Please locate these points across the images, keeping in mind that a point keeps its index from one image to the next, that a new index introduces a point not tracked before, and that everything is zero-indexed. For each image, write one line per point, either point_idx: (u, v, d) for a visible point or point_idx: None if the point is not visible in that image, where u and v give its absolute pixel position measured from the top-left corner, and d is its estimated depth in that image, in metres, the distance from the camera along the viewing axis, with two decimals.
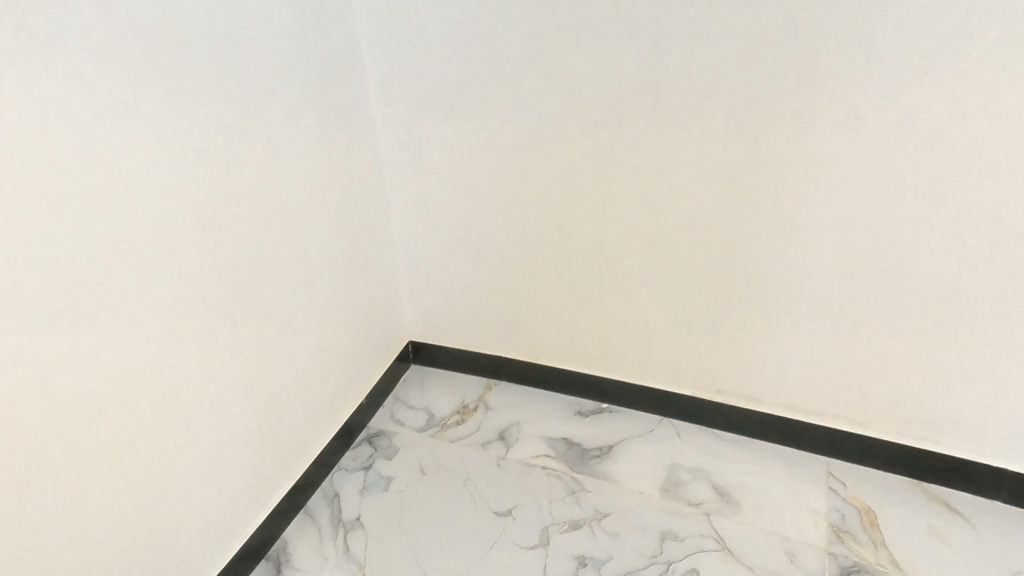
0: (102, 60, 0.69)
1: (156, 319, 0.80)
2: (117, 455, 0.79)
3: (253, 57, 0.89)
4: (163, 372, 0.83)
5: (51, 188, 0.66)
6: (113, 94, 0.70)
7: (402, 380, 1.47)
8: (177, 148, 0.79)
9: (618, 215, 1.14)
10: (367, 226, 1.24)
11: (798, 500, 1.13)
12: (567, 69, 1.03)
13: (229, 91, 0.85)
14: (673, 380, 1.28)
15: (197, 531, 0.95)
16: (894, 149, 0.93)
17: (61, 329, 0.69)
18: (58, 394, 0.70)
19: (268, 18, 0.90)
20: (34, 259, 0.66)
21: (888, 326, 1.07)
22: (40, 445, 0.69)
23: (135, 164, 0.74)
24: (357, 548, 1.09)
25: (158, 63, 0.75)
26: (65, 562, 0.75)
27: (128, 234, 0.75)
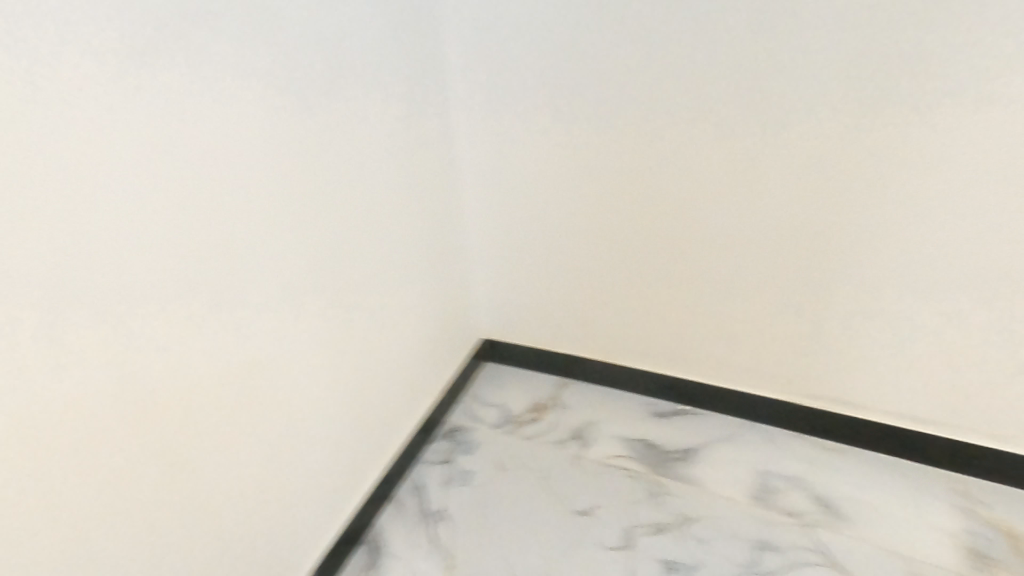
0: (228, 83, 0.76)
1: (261, 316, 0.88)
2: (234, 438, 0.88)
3: (353, 74, 0.95)
4: (278, 359, 0.93)
5: (187, 200, 0.74)
6: (233, 114, 0.78)
7: (476, 377, 1.50)
8: (280, 159, 0.86)
9: (700, 211, 1.10)
10: (445, 228, 1.28)
11: (903, 513, 1.06)
12: (651, 66, 1.01)
13: (327, 107, 0.92)
14: (758, 382, 1.23)
15: (300, 512, 1.03)
16: (1012, 137, 0.87)
17: (189, 326, 0.78)
18: (187, 383, 0.79)
19: (367, 37, 0.97)
20: (170, 265, 0.74)
21: (1004, 327, 0.99)
22: (173, 429, 0.79)
23: (249, 177, 0.82)
24: (443, 539, 1.13)
25: (270, 84, 0.82)
26: (196, 533, 0.85)
27: (241, 239, 0.83)
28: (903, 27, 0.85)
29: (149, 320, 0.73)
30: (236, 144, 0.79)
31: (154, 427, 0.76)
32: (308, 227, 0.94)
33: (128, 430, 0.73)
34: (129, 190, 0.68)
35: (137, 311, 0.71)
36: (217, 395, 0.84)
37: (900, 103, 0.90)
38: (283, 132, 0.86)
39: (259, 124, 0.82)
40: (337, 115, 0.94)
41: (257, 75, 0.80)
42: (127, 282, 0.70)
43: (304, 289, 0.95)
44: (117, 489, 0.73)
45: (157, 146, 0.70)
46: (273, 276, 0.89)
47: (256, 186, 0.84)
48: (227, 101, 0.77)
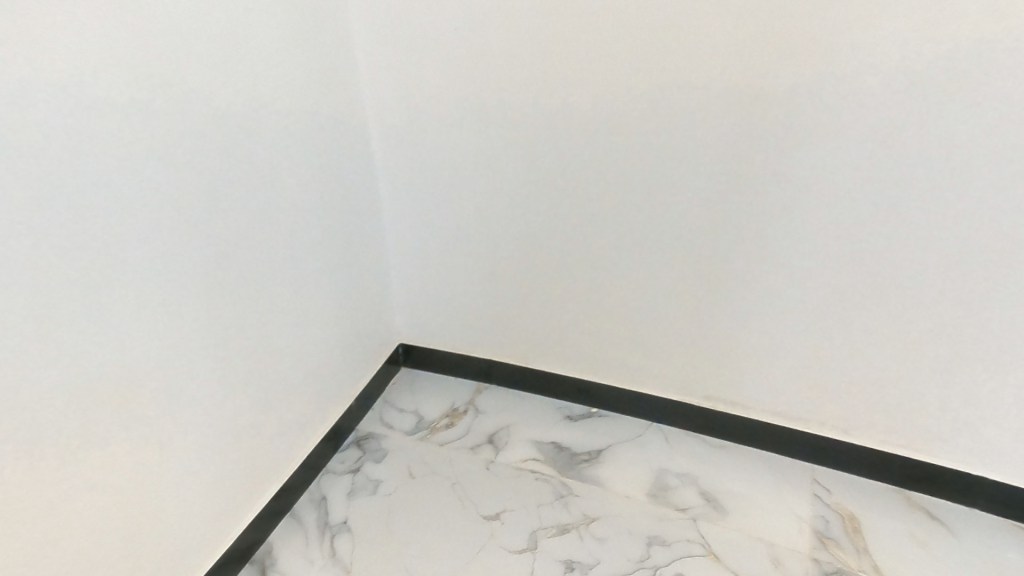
0: (89, 55, 0.68)
1: (133, 321, 0.78)
2: (93, 460, 0.77)
3: (246, 56, 0.88)
4: (147, 373, 0.81)
5: (36, 184, 0.65)
6: (96, 92, 0.69)
7: (391, 382, 1.46)
8: (161, 147, 0.78)
9: (609, 221, 1.15)
10: (358, 228, 1.23)
11: (783, 505, 1.14)
12: (560, 75, 1.03)
13: (218, 93, 0.85)
14: (662, 385, 1.29)
15: (182, 534, 0.93)
16: (874, 161, 0.95)
17: (32, 332, 0.67)
18: (31, 398, 0.69)
19: (263, 19, 0.91)
20: (9, 261, 0.64)
21: (870, 334, 1.09)
22: (11, 452, 0.67)
23: (118, 164, 0.73)
24: (344, 552, 1.08)
25: (143, 64, 0.74)
26: (41, 568, 0.73)
27: (107, 232, 0.73)
28: (787, 58, 0.91)
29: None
30: (103, 128, 0.70)
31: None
32: (200, 221, 0.85)
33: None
34: None
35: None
36: (77, 406, 0.74)
37: (782, 125, 0.96)
38: (166, 115, 0.78)
39: (136, 104, 0.74)
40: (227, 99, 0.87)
41: (125, 48, 0.72)
42: None
43: (196, 289, 0.86)
44: None
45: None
46: (155, 272, 0.80)
47: (132, 172, 0.75)
48: (87, 79, 0.68)
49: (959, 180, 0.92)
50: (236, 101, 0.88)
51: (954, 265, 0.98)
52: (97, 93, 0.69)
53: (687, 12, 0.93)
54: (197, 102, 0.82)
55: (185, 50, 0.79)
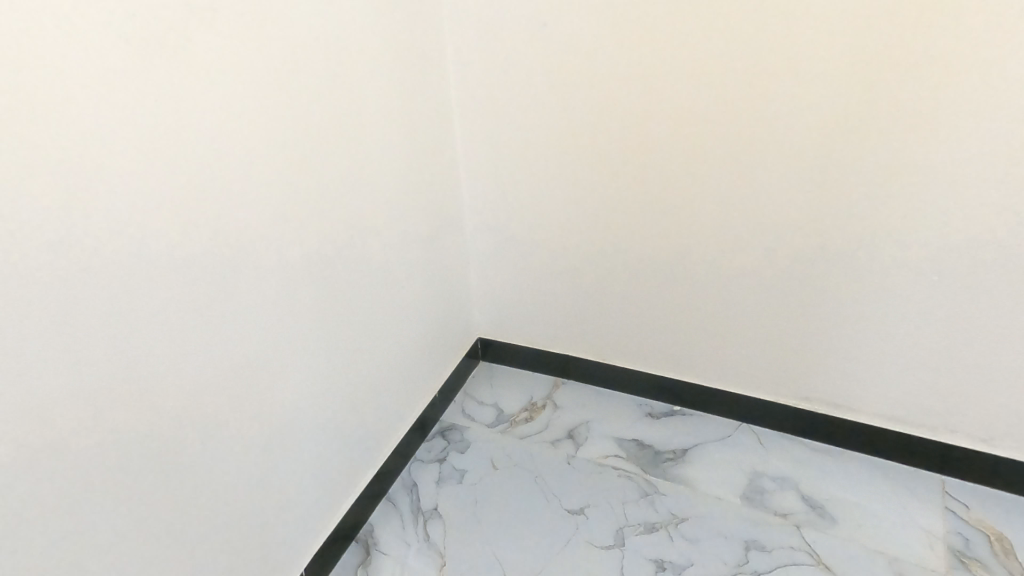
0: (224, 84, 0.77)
1: (256, 318, 0.89)
2: (222, 439, 0.88)
3: (348, 75, 0.96)
4: (270, 361, 0.93)
5: (186, 202, 0.75)
6: (224, 114, 0.77)
7: (471, 376, 1.50)
8: (274, 160, 0.86)
9: (695, 214, 1.11)
10: (442, 229, 1.28)
11: (893, 515, 1.06)
12: (649, 71, 1.02)
13: (322, 108, 0.92)
14: (751, 383, 1.24)
15: (293, 509, 1.03)
16: (1000, 147, 0.88)
17: (175, 328, 0.77)
18: (176, 385, 0.79)
19: (368, 41, 0.98)
20: (156, 266, 0.73)
21: (994, 332, 1.00)
22: (160, 432, 0.78)
23: (239, 178, 0.81)
24: (436, 537, 1.14)
25: (264, 86, 0.82)
26: (187, 533, 0.85)
27: (230, 239, 0.82)
28: (896, 36, 0.86)
29: (145, 320, 0.73)
30: (228, 145, 0.79)
31: (139, 431, 0.75)
32: (307, 225, 0.94)
33: (110, 433, 0.72)
34: (134, 196, 0.69)
35: (138, 311, 0.72)
36: (212, 392, 0.85)
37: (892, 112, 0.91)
38: (280, 134, 0.86)
39: (257, 125, 0.82)
40: (333, 115, 0.95)
41: (252, 78, 0.80)
42: (127, 284, 0.70)
43: (302, 288, 0.96)
44: (114, 488, 0.73)
45: (158, 150, 0.70)
46: (270, 273, 0.89)
47: (254, 185, 0.84)
48: (215, 102, 0.76)
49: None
50: (338, 118, 0.96)
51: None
52: (229, 119, 0.78)
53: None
54: (306, 119, 0.90)
55: (300, 74, 0.87)
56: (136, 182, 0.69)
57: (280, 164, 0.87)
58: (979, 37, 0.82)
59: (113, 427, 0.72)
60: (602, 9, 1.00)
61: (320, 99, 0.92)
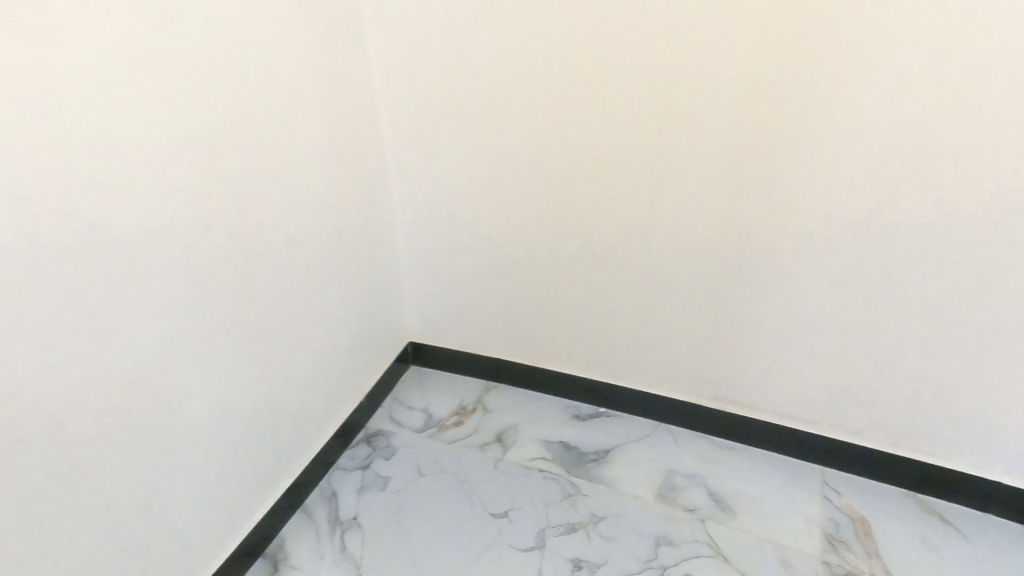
0: (119, 59, 0.70)
1: (153, 322, 0.81)
2: (110, 455, 0.79)
3: (265, 63, 0.90)
4: (169, 371, 0.85)
5: (68, 188, 0.67)
6: (116, 96, 0.70)
7: (401, 380, 1.47)
8: (177, 148, 0.79)
9: (619, 221, 1.15)
10: (370, 229, 1.25)
11: (791, 507, 1.14)
12: (573, 79, 1.04)
13: (231, 94, 0.85)
14: (670, 385, 1.29)
15: (197, 526, 0.95)
16: (888, 165, 0.95)
17: (50, 331, 0.69)
18: (54, 394, 0.71)
19: (286, 29, 0.93)
20: (25, 261, 0.65)
21: (882, 336, 1.08)
22: (29, 448, 0.69)
23: (135, 167, 0.74)
24: (354, 547, 1.10)
25: (162, 66, 0.75)
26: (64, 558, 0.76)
27: (123, 233, 0.74)
28: (798, 59, 0.91)
29: (13, 319, 0.65)
30: (121, 131, 0.72)
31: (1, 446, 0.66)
32: (212, 219, 0.86)
33: None
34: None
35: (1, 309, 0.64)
36: (102, 400, 0.76)
37: (793, 130, 0.97)
38: (185, 118, 0.79)
39: (158, 107, 0.75)
40: (248, 105, 0.89)
41: (150, 56, 0.73)
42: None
43: (210, 287, 0.88)
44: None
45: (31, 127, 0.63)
46: (172, 270, 0.82)
47: (155, 174, 0.77)
48: (102, 80, 0.69)
49: (971, 184, 0.92)
50: (254, 108, 0.90)
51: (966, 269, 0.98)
52: (124, 99, 0.71)
53: (698, 17, 0.93)
54: (216, 106, 0.83)
55: (205, 57, 0.80)
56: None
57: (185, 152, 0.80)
58: (869, 61, 0.88)
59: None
60: (528, 16, 1.01)
61: (234, 87, 0.86)
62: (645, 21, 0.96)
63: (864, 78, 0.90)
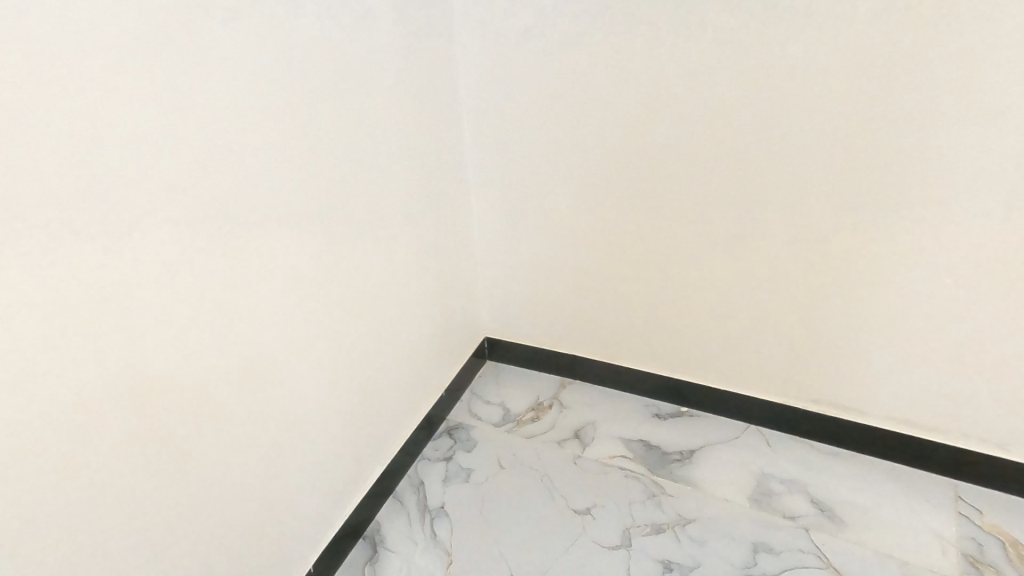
0: (243, 80, 0.78)
1: (260, 318, 0.89)
2: (226, 440, 0.87)
3: (359, 76, 0.97)
4: (275, 362, 0.93)
5: (200, 200, 0.76)
6: (229, 115, 0.77)
7: (478, 375, 1.51)
8: (280, 159, 0.87)
9: (704, 215, 1.11)
10: (450, 229, 1.29)
11: (903, 519, 1.06)
12: (654, 72, 1.02)
13: (328, 106, 0.92)
14: (759, 384, 1.23)
15: (302, 505, 1.04)
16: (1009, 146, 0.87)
17: (179, 329, 0.77)
18: (183, 385, 0.79)
19: (377, 41, 0.99)
20: (159, 266, 0.73)
21: (1007, 334, 0.99)
22: (166, 433, 0.77)
23: (243, 178, 0.81)
24: (443, 535, 1.14)
25: (272, 85, 0.83)
26: (195, 532, 0.85)
27: (233, 239, 0.82)
28: (905, 38, 0.85)
29: (161, 316, 0.74)
30: (232, 147, 0.79)
31: (143, 432, 0.74)
32: (316, 219, 0.95)
33: (126, 430, 0.72)
34: (148, 192, 0.69)
35: (152, 307, 0.73)
36: (224, 386, 0.85)
37: (899, 113, 0.89)
38: (290, 130, 0.87)
39: (270, 121, 0.84)
40: (343, 115, 0.96)
41: (262, 76, 0.81)
42: (143, 281, 0.71)
43: (309, 286, 0.97)
44: (133, 482, 0.74)
45: (175, 148, 0.71)
46: (275, 271, 0.90)
47: (264, 181, 0.85)
48: (218, 101, 0.75)
49: None
50: (349, 118, 0.97)
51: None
52: (240, 116, 0.79)
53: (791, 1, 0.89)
54: (317, 119, 0.91)
55: (309, 75, 0.88)
56: (153, 179, 0.69)
57: (292, 161, 0.89)
58: (992, 36, 0.81)
59: (131, 421, 0.72)
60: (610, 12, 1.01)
61: (331, 99, 0.93)
62: (731, 6, 0.93)
63: (984, 54, 0.82)
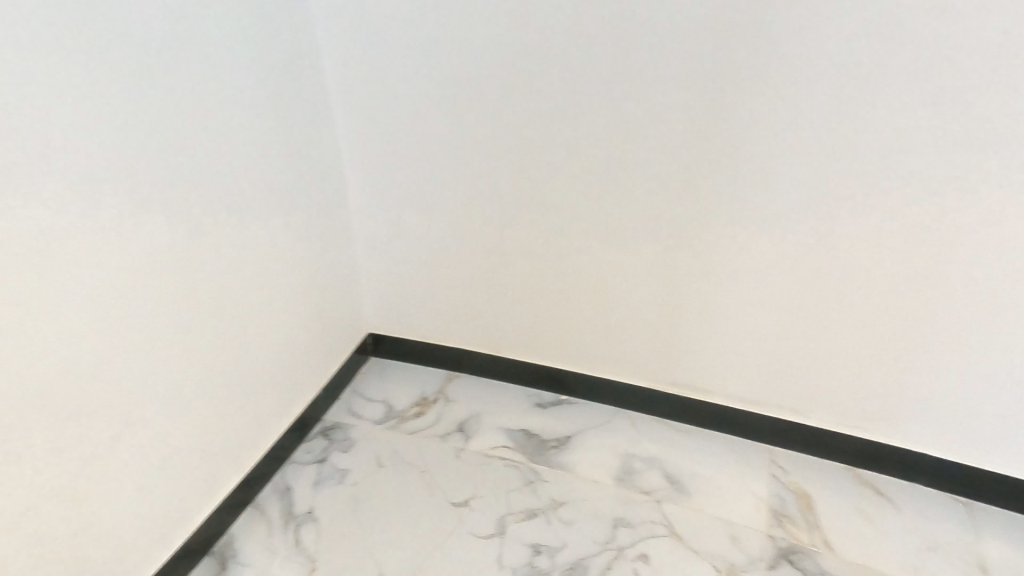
0: (41, 38, 0.66)
1: (67, 322, 0.74)
2: (13, 475, 0.71)
3: (206, 45, 0.85)
4: (94, 376, 0.79)
5: None
6: (9, 78, 0.63)
7: (361, 371, 1.44)
8: (98, 138, 0.74)
9: (579, 210, 1.15)
10: (325, 217, 1.20)
11: (742, 486, 1.18)
12: (528, 70, 1.03)
13: (160, 78, 0.80)
14: (631, 371, 1.31)
15: (132, 527, 0.90)
16: (826, 157, 0.97)
17: None
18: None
19: (228, 13, 0.89)
20: None
21: (823, 320, 1.12)
22: None
23: (29, 155, 0.67)
24: (309, 541, 1.07)
25: (79, 49, 0.70)
26: None
27: (13, 227, 0.66)
28: (743, 56, 0.93)
29: None
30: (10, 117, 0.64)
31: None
32: (151, 199, 0.82)
33: None
34: None
35: None
36: (30, 396, 0.72)
37: (739, 122, 0.98)
38: (112, 96, 0.74)
39: (85, 87, 0.71)
40: (191, 87, 0.84)
41: (74, 36, 0.69)
42: None
43: (151, 275, 0.84)
44: None
45: None
46: (94, 260, 0.76)
47: (85, 155, 0.72)
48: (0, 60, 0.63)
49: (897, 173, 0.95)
50: (194, 90, 0.85)
51: (919, 258, 1.01)
52: (42, 78, 0.67)
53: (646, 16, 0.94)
54: (149, 87, 0.78)
55: (139, 41, 0.76)
56: None
57: (120, 129, 0.76)
58: (808, 57, 0.90)
59: None
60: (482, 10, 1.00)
61: (167, 67, 0.80)
62: (592, 17, 0.96)
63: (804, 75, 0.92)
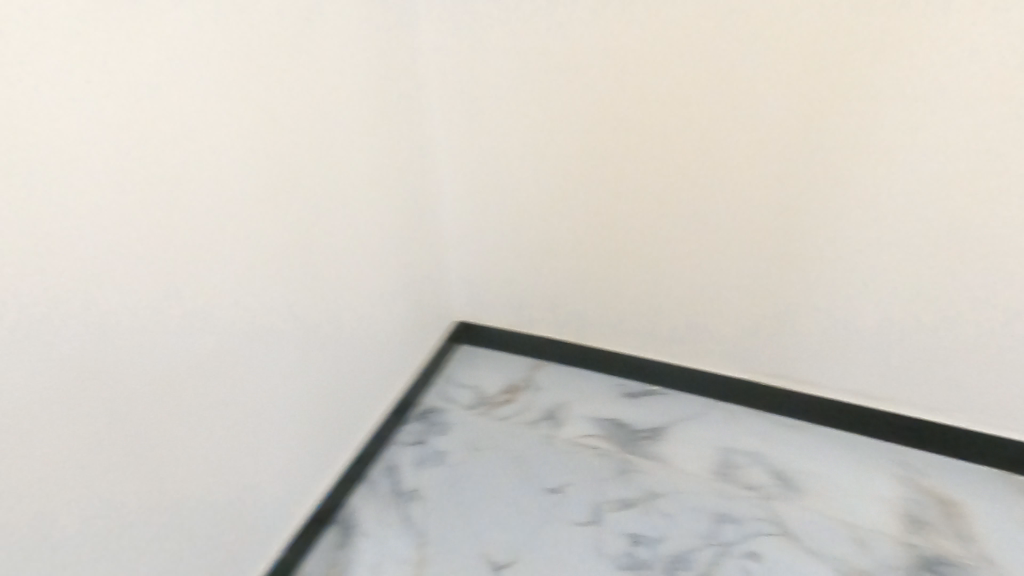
0: (201, 67, 0.75)
1: (213, 315, 0.85)
2: (171, 446, 0.83)
3: (326, 67, 0.94)
4: (236, 359, 0.90)
5: (162, 192, 0.74)
6: (173, 104, 0.72)
7: (451, 359, 1.50)
8: (239, 151, 0.82)
9: (672, 199, 1.13)
10: (418, 215, 1.27)
11: (858, 487, 1.10)
12: (623, 63, 1.04)
13: (291, 99, 0.89)
14: (727, 362, 1.26)
15: (266, 495, 1.02)
16: (954, 132, 0.91)
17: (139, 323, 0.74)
18: (130, 391, 0.75)
19: (348, 36, 0.98)
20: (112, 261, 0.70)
21: (952, 307, 1.04)
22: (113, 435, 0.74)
23: (187, 171, 0.76)
24: (416, 517, 1.15)
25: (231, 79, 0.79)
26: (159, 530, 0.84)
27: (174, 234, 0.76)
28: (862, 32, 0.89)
29: (127, 306, 0.72)
30: (171, 139, 0.73)
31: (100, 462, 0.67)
32: (282, 206, 0.92)
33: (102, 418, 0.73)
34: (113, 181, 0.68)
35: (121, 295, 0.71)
36: (194, 376, 0.84)
37: (851, 99, 0.94)
38: (261, 120, 0.85)
39: (234, 110, 0.80)
40: (319, 106, 0.95)
41: (231, 67, 0.79)
42: (109, 270, 0.70)
43: (286, 269, 0.96)
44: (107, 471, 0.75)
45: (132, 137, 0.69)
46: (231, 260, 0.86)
47: (230, 167, 0.82)
48: (169, 87, 0.72)
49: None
50: (324, 109, 0.96)
51: None
52: (201, 100, 0.75)
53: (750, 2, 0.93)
54: (277, 108, 0.87)
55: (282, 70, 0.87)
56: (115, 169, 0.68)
57: (257, 144, 0.85)
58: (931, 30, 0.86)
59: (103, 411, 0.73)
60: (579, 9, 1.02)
61: (296, 90, 0.90)
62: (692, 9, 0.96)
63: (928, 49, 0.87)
